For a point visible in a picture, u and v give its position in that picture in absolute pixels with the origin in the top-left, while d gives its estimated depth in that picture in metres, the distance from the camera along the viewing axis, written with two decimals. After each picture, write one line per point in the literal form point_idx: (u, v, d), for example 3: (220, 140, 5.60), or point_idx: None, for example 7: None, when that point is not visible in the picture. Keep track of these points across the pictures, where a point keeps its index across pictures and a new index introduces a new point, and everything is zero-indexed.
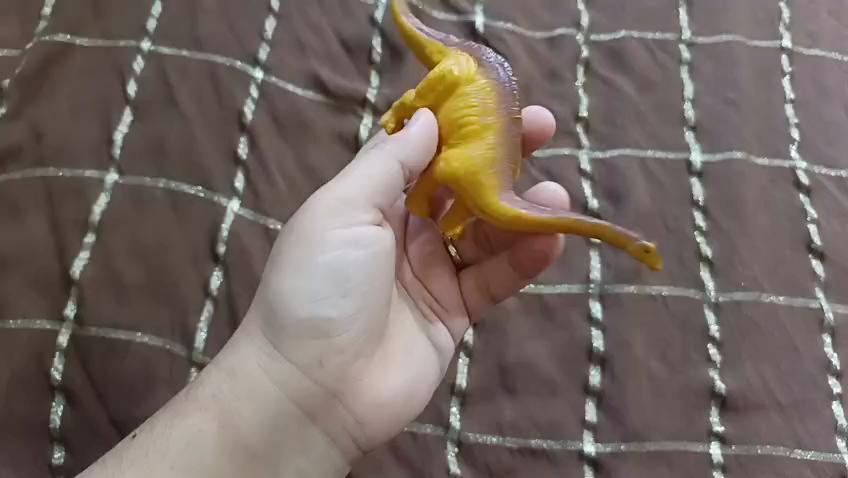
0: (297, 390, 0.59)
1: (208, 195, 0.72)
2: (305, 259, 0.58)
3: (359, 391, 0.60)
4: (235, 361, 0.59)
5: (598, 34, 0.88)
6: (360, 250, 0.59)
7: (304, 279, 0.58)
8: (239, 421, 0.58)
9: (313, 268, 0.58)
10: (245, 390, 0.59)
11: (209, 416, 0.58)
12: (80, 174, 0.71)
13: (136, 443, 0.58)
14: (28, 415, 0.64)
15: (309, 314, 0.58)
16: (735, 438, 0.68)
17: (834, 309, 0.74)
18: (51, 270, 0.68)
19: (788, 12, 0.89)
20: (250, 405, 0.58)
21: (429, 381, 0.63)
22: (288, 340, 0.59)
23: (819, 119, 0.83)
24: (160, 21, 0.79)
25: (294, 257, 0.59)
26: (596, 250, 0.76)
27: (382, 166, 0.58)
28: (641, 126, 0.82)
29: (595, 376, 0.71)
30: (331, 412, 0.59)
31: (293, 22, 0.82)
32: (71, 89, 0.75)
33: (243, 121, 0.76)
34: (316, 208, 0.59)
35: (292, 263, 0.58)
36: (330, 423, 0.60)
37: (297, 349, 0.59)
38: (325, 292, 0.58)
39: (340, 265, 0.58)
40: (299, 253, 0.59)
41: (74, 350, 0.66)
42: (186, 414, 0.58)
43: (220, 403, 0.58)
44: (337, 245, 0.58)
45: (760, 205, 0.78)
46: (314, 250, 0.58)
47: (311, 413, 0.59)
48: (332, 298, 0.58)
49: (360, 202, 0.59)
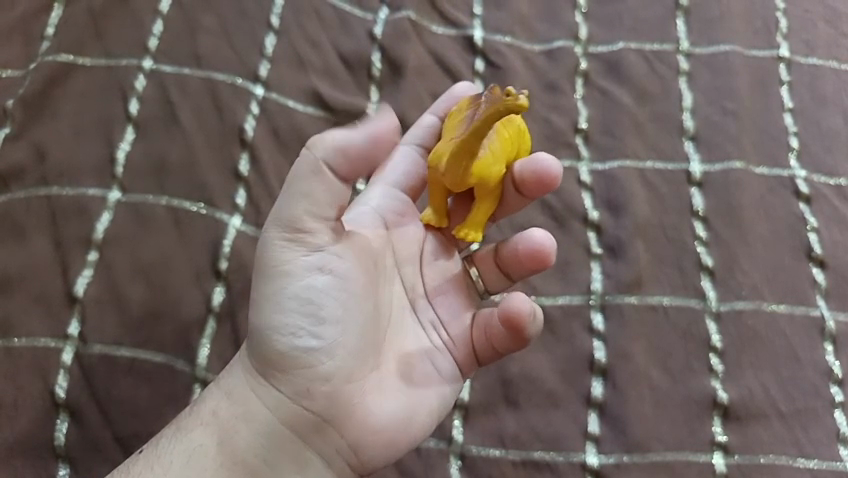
0: (287, 415, 0.58)
1: (210, 212, 0.73)
2: (279, 291, 0.56)
3: (354, 416, 0.58)
4: (232, 382, 0.60)
5: (596, 46, 0.88)
6: (327, 276, 0.57)
7: (280, 310, 0.56)
8: (238, 440, 0.57)
9: (285, 299, 0.56)
10: (240, 412, 0.58)
11: (210, 431, 0.58)
12: (83, 192, 0.72)
13: (141, 461, 0.59)
14: (32, 433, 0.64)
15: (290, 345, 0.57)
16: (738, 448, 0.68)
17: (835, 317, 0.74)
18: (53, 288, 0.69)
19: (785, 21, 0.90)
20: (247, 425, 0.58)
21: (428, 402, 0.62)
22: (273, 371, 0.57)
23: (818, 127, 0.83)
24: (161, 39, 0.80)
25: (267, 290, 0.56)
26: (597, 261, 0.76)
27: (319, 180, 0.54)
28: (640, 136, 0.83)
29: (597, 387, 0.71)
30: (326, 437, 0.58)
31: (293, 39, 0.83)
32: (75, 110, 0.76)
33: (244, 137, 0.77)
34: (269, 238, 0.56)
35: (267, 297, 0.56)
36: (326, 446, 0.58)
37: (284, 380, 0.57)
38: (300, 323, 0.56)
39: (311, 293, 0.57)
40: (270, 284, 0.56)
41: (77, 367, 0.66)
42: (189, 429, 0.59)
43: (221, 419, 0.58)
44: (306, 270, 0.56)
45: (759, 213, 0.78)
46: (284, 280, 0.56)
47: (305, 437, 0.58)
48: (309, 327, 0.57)
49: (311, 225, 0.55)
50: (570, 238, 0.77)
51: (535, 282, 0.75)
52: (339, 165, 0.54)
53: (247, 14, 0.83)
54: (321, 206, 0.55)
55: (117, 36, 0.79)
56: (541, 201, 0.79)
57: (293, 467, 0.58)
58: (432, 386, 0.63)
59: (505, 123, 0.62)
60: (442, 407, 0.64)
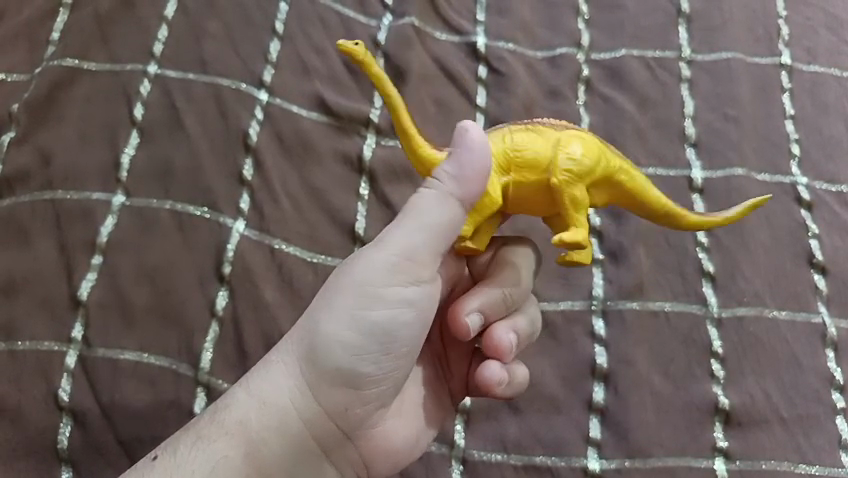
0: (318, 429, 0.59)
1: (213, 216, 0.73)
2: (356, 308, 0.56)
3: (374, 437, 0.62)
4: (266, 390, 0.58)
5: (598, 53, 0.89)
6: (411, 314, 0.57)
7: (353, 330, 0.56)
8: (266, 453, 0.58)
9: (366, 321, 0.56)
10: (274, 423, 0.58)
11: (234, 444, 0.58)
12: (88, 196, 0.72)
13: (156, 468, 0.58)
14: (35, 436, 0.64)
15: (348, 366, 0.57)
16: (739, 454, 0.68)
17: (836, 324, 0.74)
18: (57, 292, 0.69)
19: (787, 28, 0.90)
20: (279, 435, 0.58)
21: (434, 426, 0.66)
22: (324, 382, 0.58)
23: (819, 134, 0.84)
24: (165, 44, 0.80)
25: (347, 303, 0.56)
26: (599, 267, 0.77)
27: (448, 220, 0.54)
28: (641, 143, 0.83)
29: (599, 393, 0.71)
30: (343, 451, 0.61)
31: (297, 45, 0.84)
32: (80, 115, 0.76)
33: (248, 142, 0.77)
34: (377, 259, 0.56)
35: (342, 311, 0.56)
36: (342, 460, 0.61)
37: (327, 394, 0.58)
38: (370, 349, 0.57)
39: (389, 326, 0.57)
40: (355, 300, 0.56)
41: (81, 371, 0.66)
42: (210, 439, 0.58)
43: (248, 432, 0.58)
44: (398, 302, 0.56)
45: (760, 220, 0.79)
46: (370, 304, 0.56)
47: (326, 450, 0.60)
48: (375, 356, 0.57)
49: (420, 258, 0.55)
50: None
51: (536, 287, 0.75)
52: (461, 194, 0.52)
53: (252, 20, 0.84)
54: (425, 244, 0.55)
55: (121, 41, 0.80)
56: None
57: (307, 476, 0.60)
58: (440, 411, 0.67)
59: (588, 136, 0.53)
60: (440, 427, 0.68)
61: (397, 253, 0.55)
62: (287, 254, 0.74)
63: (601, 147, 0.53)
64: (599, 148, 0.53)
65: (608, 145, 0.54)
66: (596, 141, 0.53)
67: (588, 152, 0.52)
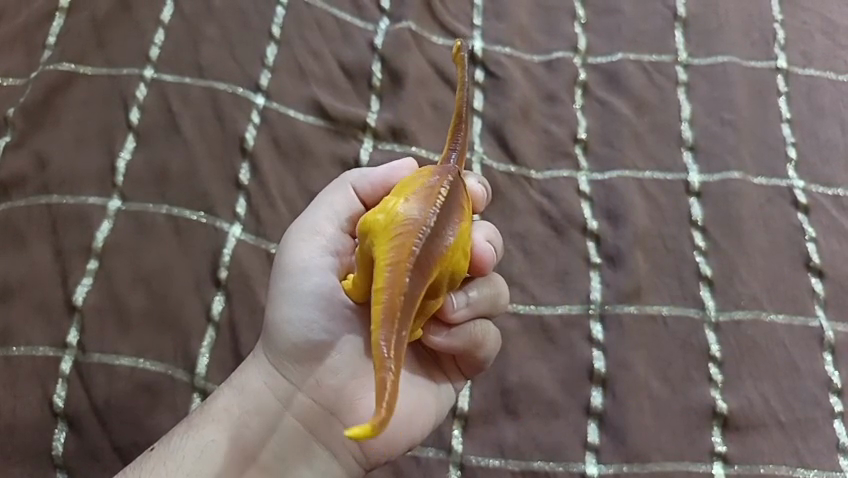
0: (297, 406, 0.60)
1: (210, 221, 0.73)
2: (290, 286, 0.60)
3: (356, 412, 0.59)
4: (244, 377, 0.61)
5: (595, 57, 0.89)
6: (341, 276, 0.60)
7: (293, 305, 0.59)
8: (248, 434, 0.59)
9: (300, 294, 0.59)
10: (252, 405, 0.60)
11: (221, 427, 0.59)
12: (84, 201, 0.72)
13: (151, 458, 0.59)
14: (30, 442, 0.64)
15: (299, 338, 0.59)
16: (737, 458, 0.68)
17: (834, 328, 0.74)
18: (53, 296, 0.68)
19: (783, 33, 0.90)
20: (258, 419, 0.60)
21: (429, 409, 0.63)
22: (285, 359, 0.60)
23: (815, 138, 0.84)
24: (162, 48, 0.80)
25: (282, 286, 0.60)
26: (596, 270, 0.77)
27: (345, 199, 0.62)
28: (639, 147, 0.83)
29: (596, 397, 0.71)
30: (332, 429, 0.59)
31: (294, 49, 0.84)
32: (76, 119, 0.76)
33: (245, 146, 0.77)
34: (294, 243, 0.61)
35: (281, 293, 0.60)
36: (332, 441, 0.59)
37: (292, 369, 0.60)
38: (313, 316, 0.59)
39: (324, 291, 0.59)
40: (286, 281, 0.60)
41: (76, 376, 0.66)
42: (199, 425, 0.60)
43: (232, 416, 0.60)
44: (322, 270, 0.60)
45: (758, 224, 0.79)
46: (299, 279, 0.60)
47: (314, 430, 0.60)
48: (321, 322, 0.59)
49: (330, 231, 0.61)
50: (569, 247, 0.77)
51: (534, 291, 0.75)
52: (358, 184, 0.62)
53: (249, 23, 0.83)
54: (333, 215, 0.62)
55: (118, 45, 0.80)
56: (541, 211, 0.79)
57: (299, 463, 0.59)
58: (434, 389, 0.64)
59: (395, 208, 0.46)
60: (440, 416, 0.65)
61: (310, 233, 0.61)
62: None
63: (387, 221, 0.45)
64: (383, 221, 0.45)
65: (399, 230, 0.44)
66: (389, 216, 0.45)
67: (372, 220, 0.47)
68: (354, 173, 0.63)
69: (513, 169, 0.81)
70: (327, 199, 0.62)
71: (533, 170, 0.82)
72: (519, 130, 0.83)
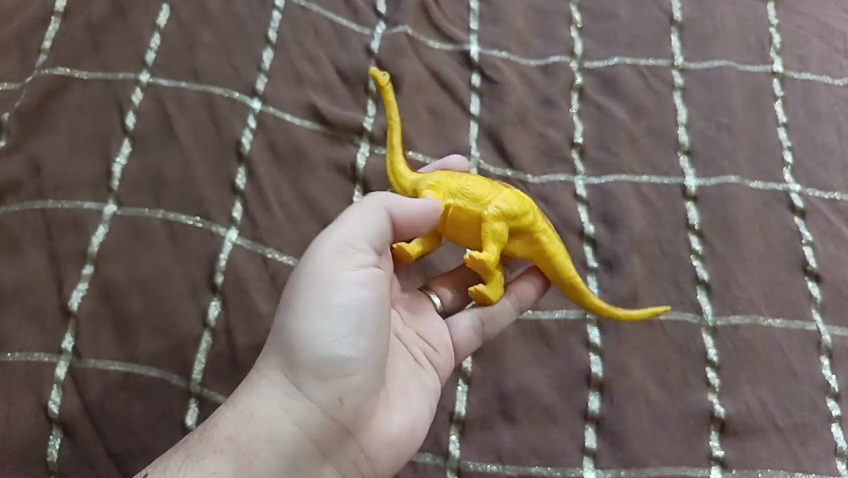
0: (312, 427, 0.58)
1: (206, 225, 0.73)
2: (319, 297, 0.59)
3: (371, 428, 0.61)
4: (252, 402, 0.59)
5: (591, 62, 0.89)
6: (368, 292, 0.60)
7: (323, 319, 0.59)
8: (257, 463, 0.56)
9: (330, 308, 0.59)
10: (265, 432, 0.57)
11: (227, 457, 0.57)
12: (79, 206, 0.72)
13: None
14: (24, 450, 0.63)
15: (326, 352, 0.58)
16: (736, 463, 0.68)
17: (831, 332, 0.74)
18: (48, 303, 0.68)
19: (779, 37, 0.91)
20: (270, 443, 0.57)
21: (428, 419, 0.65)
22: (308, 375, 0.58)
23: (811, 142, 0.84)
24: (158, 53, 0.80)
25: (309, 296, 0.59)
26: (594, 275, 0.76)
27: (375, 222, 0.61)
28: (635, 151, 0.83)
29: (594, 402, 0.70)
30: (345, 448, 0.60)
31: (291, 53, 0.83)
32: (72, 124, 0.76)
33: (241, 151, 0.77)
34: (325, 253, 0.60)
35: (309, 304, 0.59)
36: (343, 459, 0.60)
37: (313, 385, 0.58)
38: (343, 331, 0.58)
39: (354, 306, 0.59)
40: (315, 292, 0.59)
41: (71, 382, 0.66)
42: (200, 457, 0.57)
43: (239, 443, 0.57)
44: (352, 284, 0.60)
45: (754, 228, 0.79)
46: (330, 292, 0.59)
47: (326, 451, 0.59)
48: (349, 338, 0.59)
49: (361, 246, 0.61)
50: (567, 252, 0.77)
51: None
52: (395, 212, 0.60)
53: (245, 28, 0.83)
54: (359, 230, 0.61)
55: (113, 50, 0.79)
56: None
57: None
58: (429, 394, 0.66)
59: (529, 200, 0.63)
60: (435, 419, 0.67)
61: (340, 245, 0.60)
62: (280, 263, 0.73)
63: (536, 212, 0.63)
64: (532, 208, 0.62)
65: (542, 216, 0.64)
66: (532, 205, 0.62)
67: (525, 209, 0.61)
68: (392, 200, 0.61)
69: (510, 174, 0.81)
70: (360, 214, 0.61)
71: (530, 175, 0.81)
72: (515, 134, 0.83)
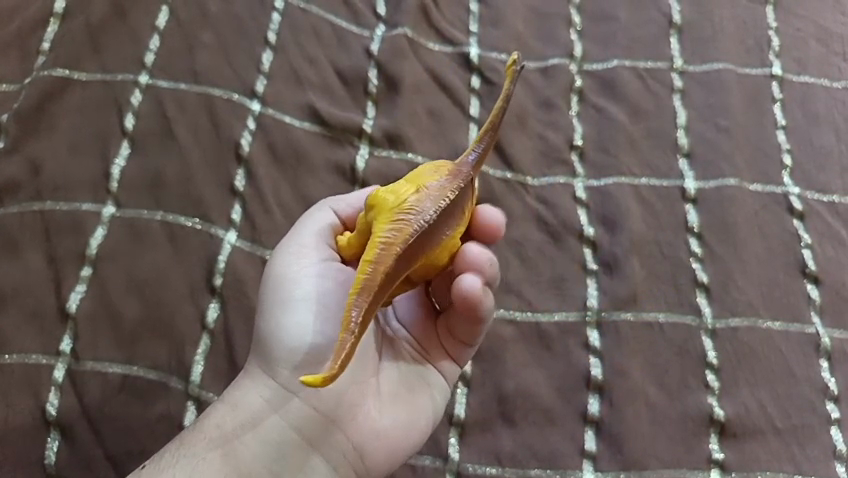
0: (295, 417, 0.60)
1: (205, 227, 0.73)
2: (283, 296, 0.62)
3: (357, 419, 0.61)
4: (238, 394, 0.61)
5: (590, 64, 0.89)
6: (331, 283, 0.62)
7: (287, 312, 0.61)
8: (242, 451, 0.59)
9: (294, 302, 0.61)
10: (249, 421, 0.60)
11: (214, 445, 0.59)
12: (77, 207, 0.72)
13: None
14: (23, 452, 0.63)
15: (295, 342, 0.60)
16: (735, 465, 0.68)
17: (830, 334, 0.74)
18: (47, 304, 0.68)
19: (778, 39, 0.91)
20: (255, 432, 0.59)
21: (426, 416, 0.64)
22: (283, 367, 0.60)
23: (810, 145, 0.84)
24: (158, 54, 0.80)
25: (275, 297, 0.62)
26: (593, 277, 0.76)
27: (324, 223, 0.65)
28: (635, 153, 0.83)
29: (594, 404, 0.70)
30: (332, 440, 0.60)
31: (290, 55, 0.83)
32: (71, 125, 0.75)
33: (240, 152, 0.77)
34: (286, 254, 0.64)
35: (274, 302, 0.62)
36: (332, 451, 0.60)
37: (290, 376, 0.60)
38: (307, 321, 0.61)
39: (316, 298, 0.61)
40: (279, 290, 0.62)
41: (70, 384, 0.65)
42: (190, 446, 0.59)
43: (226, 433, 0.59)
44: (313, 278, 0.62)
45: (754, 230, 0.79)
46: (292, 288, 0.62)
47: (314, 442, 0.60)
48: (316, 326, 0.60)
49: (318, 244, 0.64)
50: (566, 254, 0.77)
51: (530, 297, 0.75)
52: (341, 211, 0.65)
53: (245, 29, 0.83)
54: (313, 231, 0.64)
55: (113, 51, 0.79)
56: (537, 218, 0.79)
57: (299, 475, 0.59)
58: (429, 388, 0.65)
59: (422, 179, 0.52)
60: (439, 418, 0.66)
61: (298, 246, 0.64)
62: None
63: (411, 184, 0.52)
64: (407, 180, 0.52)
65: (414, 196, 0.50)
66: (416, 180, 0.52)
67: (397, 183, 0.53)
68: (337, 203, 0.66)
69: (509, 176, 0.81)
70: (310, 218, 0.65)
71: (529, 176, 0.82)
72: (515, 136, 0.83)
